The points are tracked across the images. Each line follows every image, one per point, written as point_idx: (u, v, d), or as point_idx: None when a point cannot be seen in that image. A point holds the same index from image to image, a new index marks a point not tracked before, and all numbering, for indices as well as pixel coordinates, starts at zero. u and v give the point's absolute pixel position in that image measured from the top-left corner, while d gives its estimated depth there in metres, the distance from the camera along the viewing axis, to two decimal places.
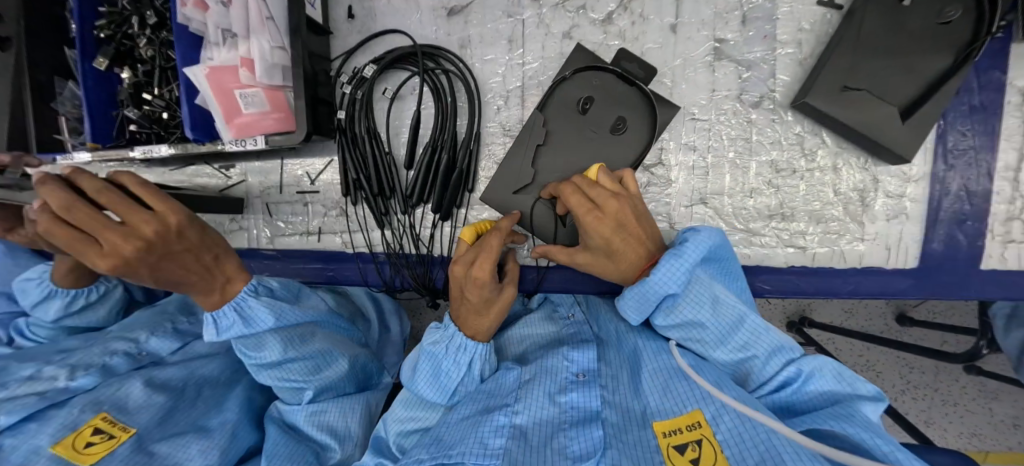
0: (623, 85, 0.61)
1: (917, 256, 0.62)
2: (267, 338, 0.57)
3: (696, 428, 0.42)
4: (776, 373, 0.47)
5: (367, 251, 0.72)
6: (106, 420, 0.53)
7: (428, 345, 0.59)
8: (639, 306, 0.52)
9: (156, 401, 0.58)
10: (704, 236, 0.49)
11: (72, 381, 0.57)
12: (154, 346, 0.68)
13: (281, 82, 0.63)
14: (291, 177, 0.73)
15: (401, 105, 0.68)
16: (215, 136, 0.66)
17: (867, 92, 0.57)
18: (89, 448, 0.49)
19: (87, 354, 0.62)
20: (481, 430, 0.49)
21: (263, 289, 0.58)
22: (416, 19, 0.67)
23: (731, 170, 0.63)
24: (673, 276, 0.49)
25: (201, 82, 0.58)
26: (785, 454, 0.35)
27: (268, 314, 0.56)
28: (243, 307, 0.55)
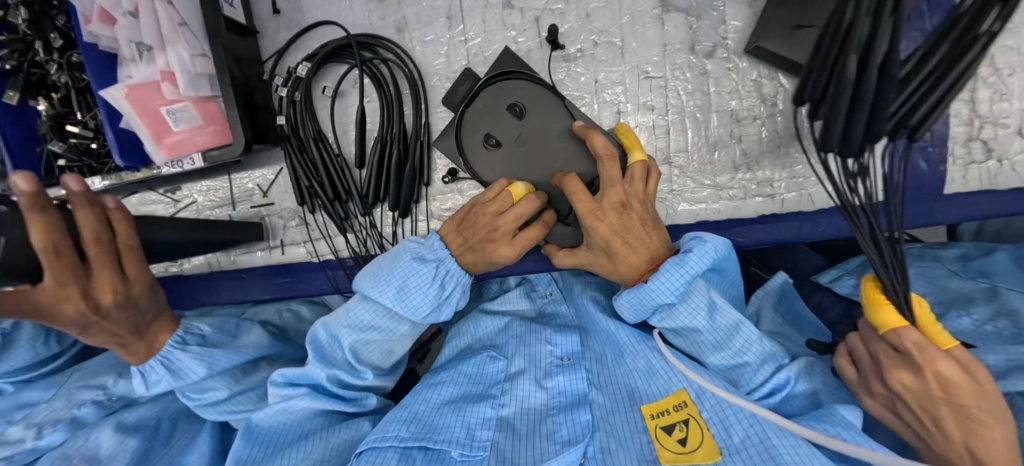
0: (551, 96, 0.58)
1: (882, 188, 0.62)
2: (207, 383, 0.56)
3: (681, 407, 0.44)
4: (766, 382, 0.45)
5: (333, 259, 0.69)
6: None
7: (410, 246, 0.54)
8: (635, 309, 0.49)
9: (130, 445, 0.55)
10: (713, 251, 0.46)
11: (40, 440, 0.56)
12: (123, 388, 0.62)
13: (210, 92, 0.58)
14: (242, 191, 0.69)
15: (344, 102, 0.64)
16: (150, 160, 0.61)
17: (820, 27, 0.53)
18: None
19: (52, 410, 0.59)
20: (467, 419, 0.50)
21: (192, 338, 0.56)
22: (346, 5, 0.63)
23: (692, 125, 0.61)
24: (674, 285, 0.45)
25: (123, 103, 0.55)
26: (773, 438, 0.37)
27: (195, 365, 0.54)
28: (169, 360, 0.54)
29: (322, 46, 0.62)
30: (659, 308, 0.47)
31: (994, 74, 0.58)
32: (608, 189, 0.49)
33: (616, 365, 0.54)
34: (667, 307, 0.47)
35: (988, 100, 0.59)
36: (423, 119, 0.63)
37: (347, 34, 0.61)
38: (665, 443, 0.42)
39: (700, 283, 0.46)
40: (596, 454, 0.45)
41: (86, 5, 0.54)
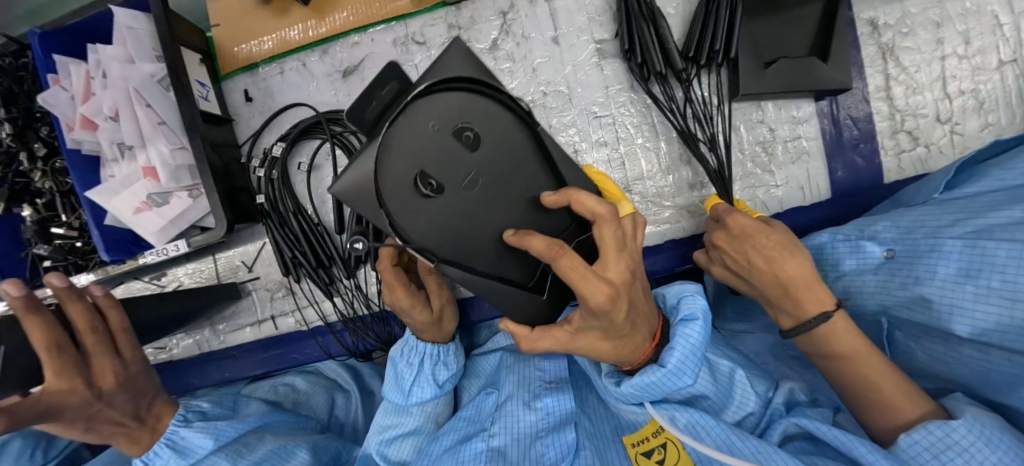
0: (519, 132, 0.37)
1: (827, 187, 0.67)
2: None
3: (660, 431, 0.45)
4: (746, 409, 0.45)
5: (323, 325, 0.71)
6: None
7: (394, 354, 0.60)
8: (643, 394, 0.44)
9: None
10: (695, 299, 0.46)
11: None
12: None
13: (192, 181, 0.62)
14: (227, 269, 0.71)
15: (319, 174, 0.68)
16: (135, 250, 0.64)
17: (784, 57, 0.59)
18: None
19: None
20: (460, 457, 0.50)
21: (194, 414, 0.56)
22: (314, 87, 0.68)
23: (644, 153, 0.66)
24: (686, 353, 0.42)
25: (105, 200, 0.59)
26: (736, 443, 0.40)
27: (204, 438, 0.53)
28: (175, 439, 0.52)
29: (294, 126, 0.67)
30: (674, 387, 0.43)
31: (902, 73, 0.65)
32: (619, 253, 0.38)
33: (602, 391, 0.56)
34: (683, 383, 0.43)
35: (902, 96, 0.65)
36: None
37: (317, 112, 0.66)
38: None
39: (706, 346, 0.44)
40: None
41: (69, 114, 0.59)
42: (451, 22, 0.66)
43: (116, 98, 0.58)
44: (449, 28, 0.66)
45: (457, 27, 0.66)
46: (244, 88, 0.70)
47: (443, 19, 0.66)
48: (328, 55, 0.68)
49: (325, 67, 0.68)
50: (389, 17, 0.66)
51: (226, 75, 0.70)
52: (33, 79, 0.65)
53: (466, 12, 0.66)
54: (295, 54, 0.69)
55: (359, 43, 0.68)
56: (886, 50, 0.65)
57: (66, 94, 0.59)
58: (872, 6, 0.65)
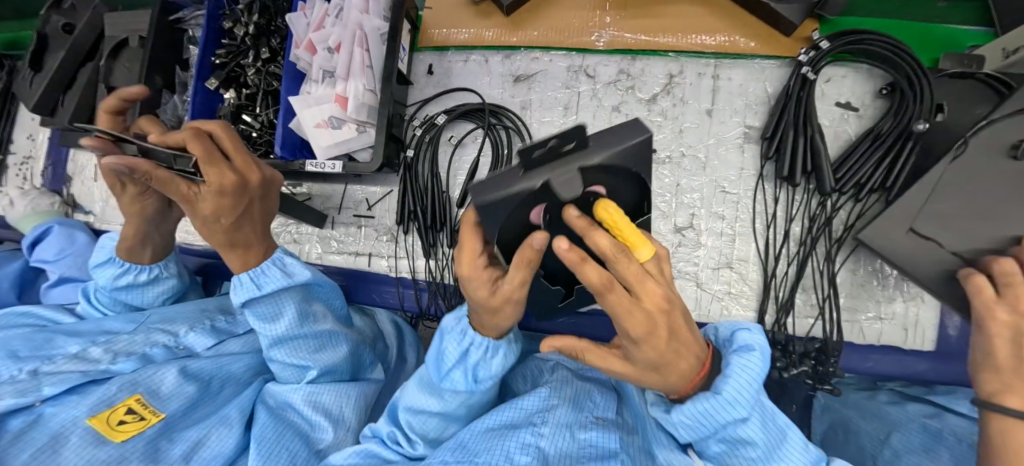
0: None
1: (935, 340, 0.64)
2: (279, 305, 0.56)
3: None
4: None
5: (408, 278, 0.77)
6: (139, 402, 0.55)
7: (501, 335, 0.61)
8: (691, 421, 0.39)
9: (187, 391, 0.60)
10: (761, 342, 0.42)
11: (113, 364, 0.59)
12: (190, 340, 0.69)
13: (367, 119, 0.72)
14: (351, 200, 0.80)
15: (461, 152, 0.77)
16: (298, 156, 0.73)
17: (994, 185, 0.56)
18: (121, 426, 0.52)
19: (131, 342, 0.64)
20: (508, 445, 0.48)
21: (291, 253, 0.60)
22: (486, 81, 0.78)
23: (758, 240, 0.68)
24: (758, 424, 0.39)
25: (303, 112, 0.70)
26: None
27: (301, 270, 0.58)
28: (281, 263, 0.57)
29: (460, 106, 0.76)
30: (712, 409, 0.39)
31: None
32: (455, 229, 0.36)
33: (647, 436, 0.54)
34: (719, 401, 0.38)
35: None
36: None
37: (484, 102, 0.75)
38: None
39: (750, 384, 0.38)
40: None
41: (300, 35, 0.71)
42: (622, 68, 0.74)
43: (343, 36, 0.70)
44: (619, 72, 0.74)
45: (626, 74, 0.74)
46: (429, 63, 0.81)
47: (617, 63, 0.75)
48: (509, 59, 0.78)
49: (502, 68, 0.78)
50: (572, 47, 0.76)
51: (420, 47, 0.82)
52: (284, 0, 0.79)
53: (638, 64, 0.74)
54: (482, 49, 0.79)
55: (539, 59, 0.77)
56: None
57: (305, 20, 0.72)
58: None
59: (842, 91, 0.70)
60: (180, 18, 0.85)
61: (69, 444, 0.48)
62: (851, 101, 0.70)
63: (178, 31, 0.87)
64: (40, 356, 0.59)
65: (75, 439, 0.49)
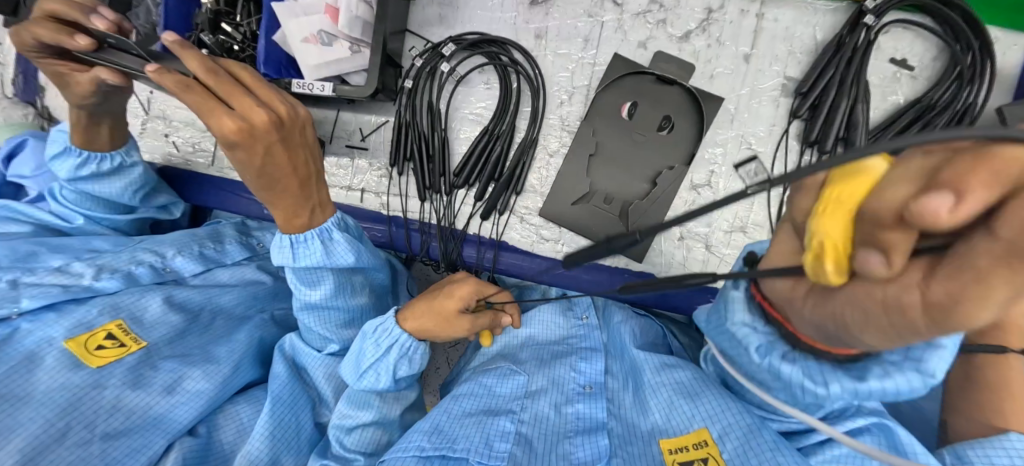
0: (689, 103, 0.64)
1: None
2: (322, 274, 0.54)
3: (702, 446, 0.47)
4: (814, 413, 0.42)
5: (400, 217, 0.72)
6: (120, 328, 0.55)
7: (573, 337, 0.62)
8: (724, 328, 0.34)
9: (171, 321, 0.59)
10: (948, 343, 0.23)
11: (96, 282, 0.57)
12: (178, 264, 0.65)
13: (361, 37, 0.64)
14: (344, 129, 0.73)
15: (466, 87, 0.70)
16: (284, 75, 0.66)
17: None
18: (99, 351, 0.52)
19: (115, 258, 0.61)
20: (485, 431, 0.52)
21: (343, 225, 0.55)
22: (498, 1, 0.69)
23: (775, 205, 0.64)
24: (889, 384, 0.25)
25: (288, 25, 0.62)
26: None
27: (346, 251, 0.54)
28: (325, 237, 0.53)
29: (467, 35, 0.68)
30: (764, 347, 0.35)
31: None
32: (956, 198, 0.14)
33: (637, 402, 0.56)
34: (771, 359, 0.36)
35: None
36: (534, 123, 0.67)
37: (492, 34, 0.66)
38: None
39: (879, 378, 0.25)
40: None
41: None
42: None
43: None
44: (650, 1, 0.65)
45: (658, 4, 0.65)
46: None
47: None
48: None
49: None
50: None
51: None
52: None
53: None
54: None
55: None
56: None
57: None
58: None
59: (899, 46, 0.62)
60: None
61: (44, 365, 0.49)
62: (906, 58, 0.62)
63: None
64: (23, 268, 0.56)
65: (51, 360, 0.50)
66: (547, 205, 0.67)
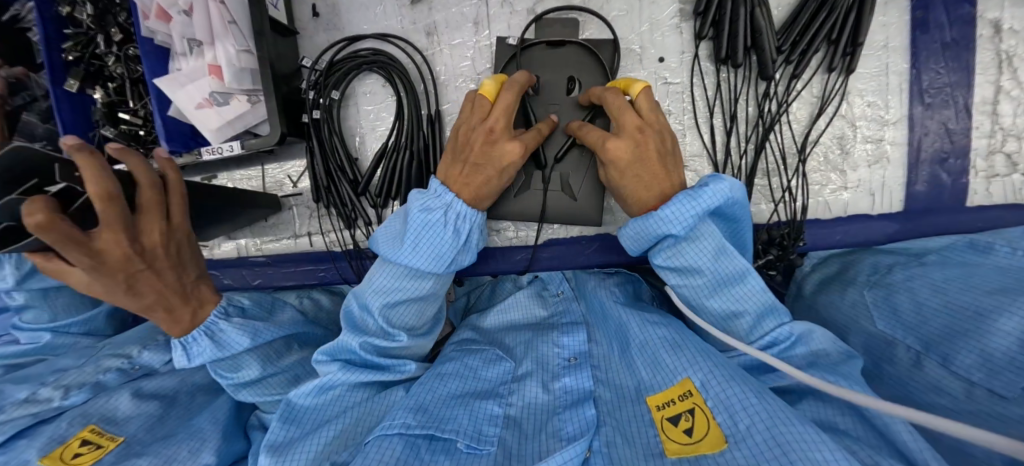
0: (588, 57, 0.61)
1: (902, 199, 0.62)
2: (245, 359, 0.57)
3: (687, 397, 0.46)
4: (769, 332, 0.48)
5: (355, 249, 0.72)
6: (94, 431, 0.52)
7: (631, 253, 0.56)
8: (638, 240, 0.51)
9: (146, 411, 0.58)
10: (727, 188, 0.47)
11: (66, 399, 0.56)
12: (146, 358, 0.66)
13: (252, 86, 0.63)
14: (274, 182, 0.73)
15: (375, 108, 0.69)
16: (192, 147, 0.66)
17: None
18: (77, 458, 0.48)
19: (81, 373, 0.61)
20: (474, 414, 0.50)
21: (233, 309, 0.58)
22: (380, 11, 0.67)
23: (706, 130, 0.63)
24: (686, 216, 0.47)
25: (177, 98, 0.60)
26: (779, 423, 0.37)
27: (241, 337, 0.56)
28: (214, 330, 0.55)
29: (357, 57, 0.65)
30: (665, 241, 0.50)
31: (1016, 88, 0.58)
32: (668, 160, 0.51)
33: (622, 363, 0.56)
34: (672, 241, 0.49)
35: (1011, 113, 0.59)
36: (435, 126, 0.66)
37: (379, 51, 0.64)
38: (672, 433, 0.44)
39: (704, 227, 0.49)
40: (602, 448, 0.45)
41: (145, 2, 0.59)
42: None
43: None
44: None
45: None
46: (312, 2, 0.69)
47: None
48: None
49: None
50: None
51: None
52: None
53: None
54: None
55: None
56: (1005, 58, 0.58)
57: None
58: (1000, 5, 0.58)
59: None
60: (15, 14, 0.72)
61: None
62: None
63: (19, 31, 0.74)
64: None
65: None
66: (498, 207, 0.66)
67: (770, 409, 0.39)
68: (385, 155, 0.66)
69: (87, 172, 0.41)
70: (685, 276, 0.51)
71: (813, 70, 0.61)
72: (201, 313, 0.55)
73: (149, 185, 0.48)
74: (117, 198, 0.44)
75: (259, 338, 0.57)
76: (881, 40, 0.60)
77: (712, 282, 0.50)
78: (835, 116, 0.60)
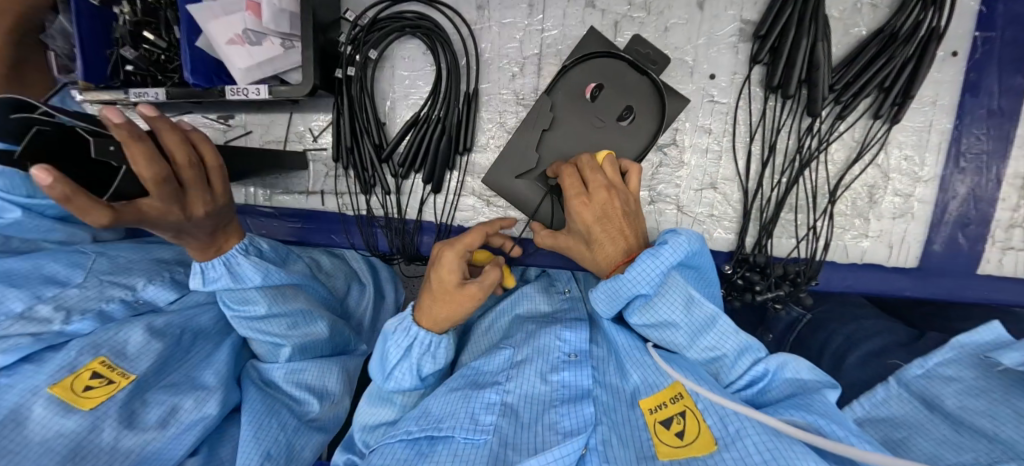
0: (654, 99, 0.60)
1: (917, 256, 0.62)
2: (253, 293, 0.59)
3: (678, 400, 0.46)
4: (744, 373, 0.49)
5: (368, 216, 0.70)
6: (104, 365, 0.55)
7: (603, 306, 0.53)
8: (609, 298, 0.51)
9: (154, 348, 0.59)
10: (691, 240, 0.48)
11: (68, 325, 0.57)
12: (151, 294, 0.66)
13: (290, 30, 0.60)
14: (295, 133, 0.70)
15: (411, 75, 0.66)
16: (216, 83, 0.63)
17: None
18: (87, 392, 0.52)
19: (83, 298, 0.61)
20: (472, 404, 0.52)
21: (252, 249, 0.59)
22: None
23: (742, 155, 0.62)
24: (654, 273, 0.47)
25: (208, 29, 0.58)
26: (767, 435, 0.39)
27: (255, 273, 0.57)
28: (231, 262, 0.56)
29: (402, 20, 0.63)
30: (636, 299, 0.50)
31: None
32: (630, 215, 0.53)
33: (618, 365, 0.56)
34: (645, 299, 0.50)
35: None
36: (472, 104, 0.64)
37: (426, 16, 0.62)
38: (665, 437, 0.44)
39: (671, 277, 0.49)
40: (598, 446, 0.46)
41: None
42: None
43: None
44: None
45: None
46: None
47: None
48: None
49: None
50: None
51: None
52: None
53: None
54: None
55: None
56: None
57: None
58: None
59: None
60: None
61: (34, 414, 0.49)
62: None
63: None
64: None
65: (38, 409, 0.49)
66: (502, 181, 0.64)
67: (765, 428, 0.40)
68: (415, 126, 0.64)
69: (138, 153, 0.37)
70: (672, 333, 0.50)
71: (858, 114, 0.61)
72: (224, 246, 0.56)
73: (186, 160, 0.44)
74: (170, 179, 0.41)
75: (268, 278, 0.59)
76: (931, 96, 0.60)
77: (686, 334, 0.50)
78: (869, 164, 0.61)
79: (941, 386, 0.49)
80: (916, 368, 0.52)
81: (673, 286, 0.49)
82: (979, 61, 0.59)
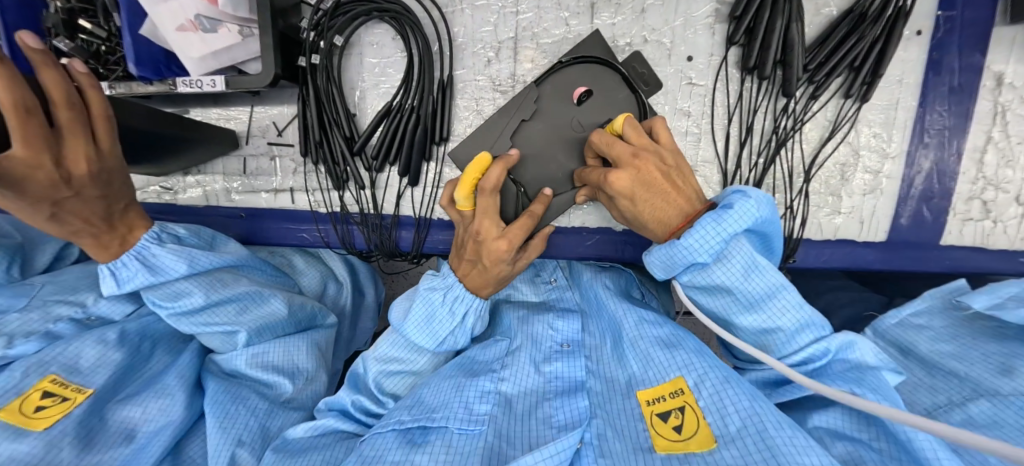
0: (618, 82, 0.58)
1: (886, 230, 0.65)
2: (182, 287, 0.56)
3: (679, 395, 0.46)
4: (803, 348, 0.47)
5: (342, 212, 0.67)
6: (55, 382, 0.51)
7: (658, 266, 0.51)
8: (665, 263, 0.49)
9: (113, 359, 0.56)
10: (752, 202, 0.45)
11: (10, 349, 0.53)
12: (103, 308, 0.61)
13: (251, 15, 0.55)
14: (257, 127, 0.66)
15: (381, 63, 0.63)
16: (165, 75, 0.58)
17: None
18: (39, 412, 0.48)
19: (25, 321, 0.56)
20: (466, 394, 0.51)
21: (167, 236, 0.57)
22: None
23: (721, 138, 0.62)
24: (715, 241, 0.45)
25: (155, 15, 0.52)
26: (769, 428, 0.39)
27: (176, 262, 0.55)
28: (145, 255, 0.55)
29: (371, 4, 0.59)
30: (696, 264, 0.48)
31: (1004, 140, 0.61)
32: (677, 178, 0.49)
33: (614, 354, 0.56)
34: (704, 264, 0.48)
35: (994, 164, 0.62)
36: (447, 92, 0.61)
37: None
38: (662, 430, 0.44)
39: (736, 244, 0.46)
40: (593, 440, 0.45)
41: None
42: None
43: None
44: None
45: None
46: None
47: None
48: None
49: None
50: None
51: None
52: None
53: None
54: None
55: None
56: (1000, 111, 0.61)
57: None
58: (1007, 60, 0.60)
59: None
60: None
61: None
62: None
63: None
64: None
65: None
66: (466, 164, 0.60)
67: (766, 412, 0.40)
68: (388, 116, 0.61)
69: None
70: (729, 299, 0.49)
71: (830, 93, 0.62)
72: (130, 238, 0.54)
73: (69, 103, 0.41)
74: (36, 113, 0.39)
75: (196, 266, 0.57)
76: (897, 75, 0.61)
77: (740, 301, 0.48)
78: (842, 143, 0.62)
79: (915, 334, 0.53)
80: (890, 318, 0.56)
81: (732, 251, 0.46)
82: (940, 39, 0.61)
